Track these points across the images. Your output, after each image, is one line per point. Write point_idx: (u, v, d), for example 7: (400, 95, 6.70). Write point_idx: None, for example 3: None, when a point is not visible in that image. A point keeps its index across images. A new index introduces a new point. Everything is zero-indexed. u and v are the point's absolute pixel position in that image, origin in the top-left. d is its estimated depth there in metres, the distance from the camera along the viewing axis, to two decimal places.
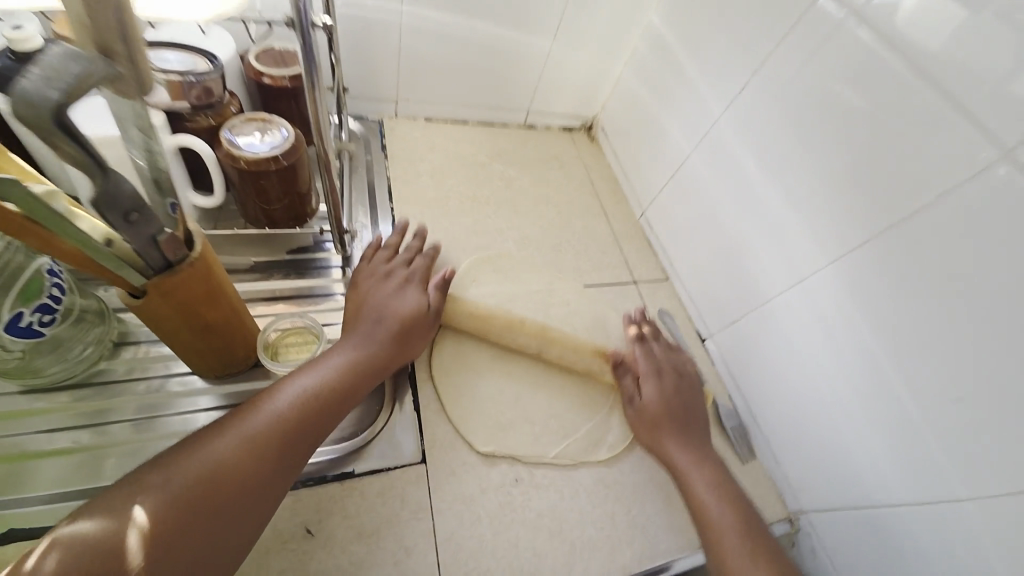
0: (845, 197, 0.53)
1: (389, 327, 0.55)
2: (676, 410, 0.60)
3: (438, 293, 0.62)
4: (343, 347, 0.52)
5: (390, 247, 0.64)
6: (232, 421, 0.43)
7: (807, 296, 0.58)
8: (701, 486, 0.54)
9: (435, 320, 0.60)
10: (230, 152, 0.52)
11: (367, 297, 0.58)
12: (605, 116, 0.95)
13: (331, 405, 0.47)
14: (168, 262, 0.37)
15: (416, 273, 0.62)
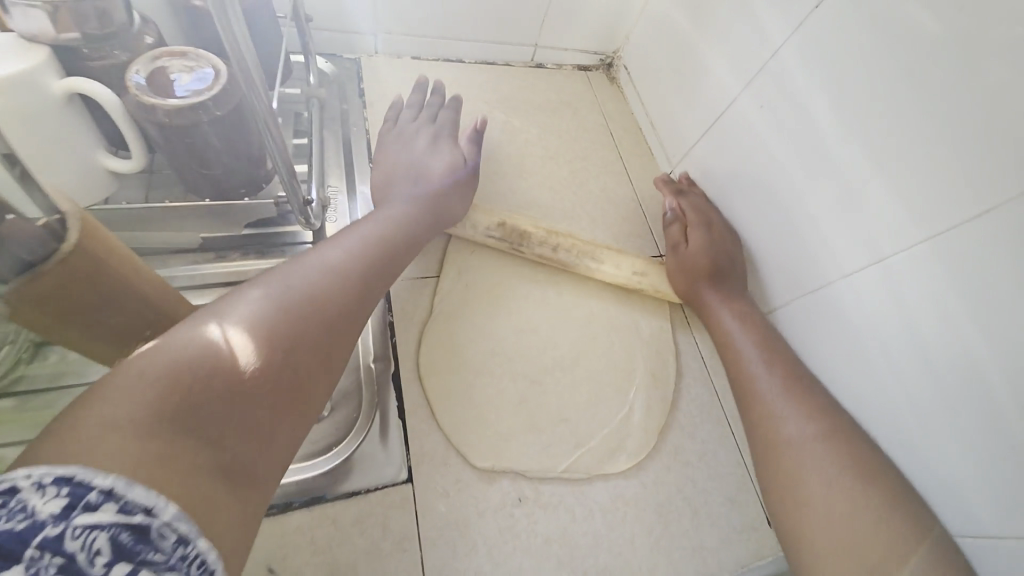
0: (957, 153, 0.40)
1: (431, 198, 0.52)
2: (724, 246, 0.60)
3: (471, 146, 0.60)
4: (394, 204, 0.50)
5: (415, 110, 0.61)
6: (299, 257, 0.38)
7: (886, 280, 0.46)
8: (741, 336, 0.55)
9: (474, 174, 0.58)
10: (140, 100, 0.39)
11: (412, 168, 0.55)
12: (629, 51, 0.79)
13: (393, 247, 0.45)
14: (24, 262, 0.27)
15: (448, 124, 0.60)
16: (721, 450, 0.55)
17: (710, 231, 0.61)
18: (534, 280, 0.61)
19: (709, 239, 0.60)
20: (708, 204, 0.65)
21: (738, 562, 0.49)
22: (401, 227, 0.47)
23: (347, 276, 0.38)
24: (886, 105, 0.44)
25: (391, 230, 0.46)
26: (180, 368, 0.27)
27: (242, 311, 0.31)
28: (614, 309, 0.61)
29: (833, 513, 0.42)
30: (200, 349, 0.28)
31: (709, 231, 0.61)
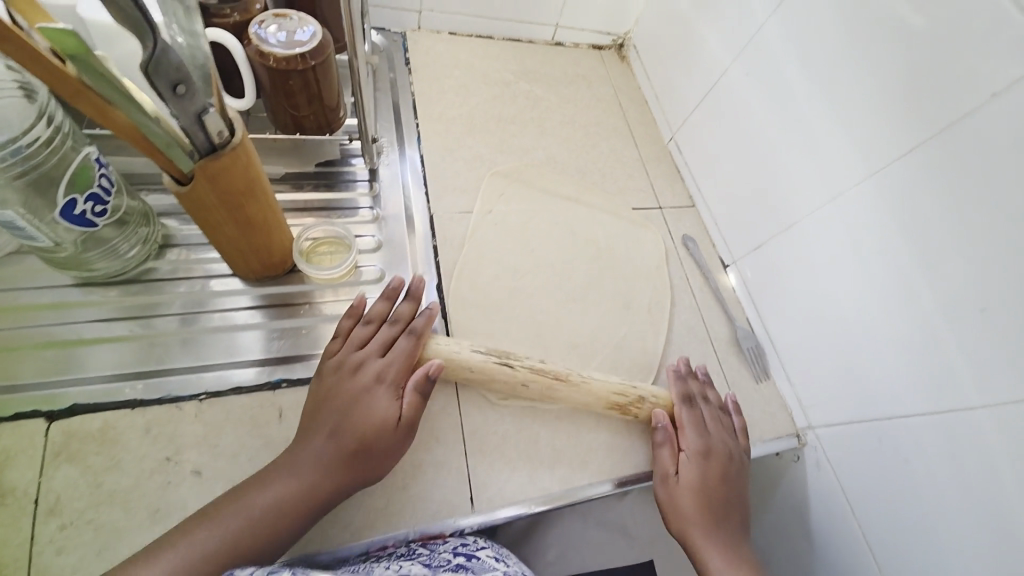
0: (894, 105, 0.51)
1: (342, 450, 0.44)
2: (710, 498, 0.53)
3: (416, 396, 0.48)
4: (285, 475, 0.44)
5: (374, 320, 0.53)
6: (127, 568, 0.37)
7: (841, 215, 0.58)
8: None
9: (410, 435, 0.48)
10: (260, 49, 0.51)
11: (304, 448, 0.45)
12: (639, 33, 0.89)
13: (224, 575, 0.38)
14: (212, 145, 0.38)
15: (386, 416, 0.46)
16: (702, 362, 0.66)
17: (699, 440, 0.55)
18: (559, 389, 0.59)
19: (698, 485, 0.53)
20: (716, 426, 0.57)
21: None
22: (266, 525, 0.41)
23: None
24: (842, 70, 0.55)
25: (251, 523, 0.41)
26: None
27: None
28: (616, 249, 0.72)
29: None
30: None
31: (699, 462, 0.54)
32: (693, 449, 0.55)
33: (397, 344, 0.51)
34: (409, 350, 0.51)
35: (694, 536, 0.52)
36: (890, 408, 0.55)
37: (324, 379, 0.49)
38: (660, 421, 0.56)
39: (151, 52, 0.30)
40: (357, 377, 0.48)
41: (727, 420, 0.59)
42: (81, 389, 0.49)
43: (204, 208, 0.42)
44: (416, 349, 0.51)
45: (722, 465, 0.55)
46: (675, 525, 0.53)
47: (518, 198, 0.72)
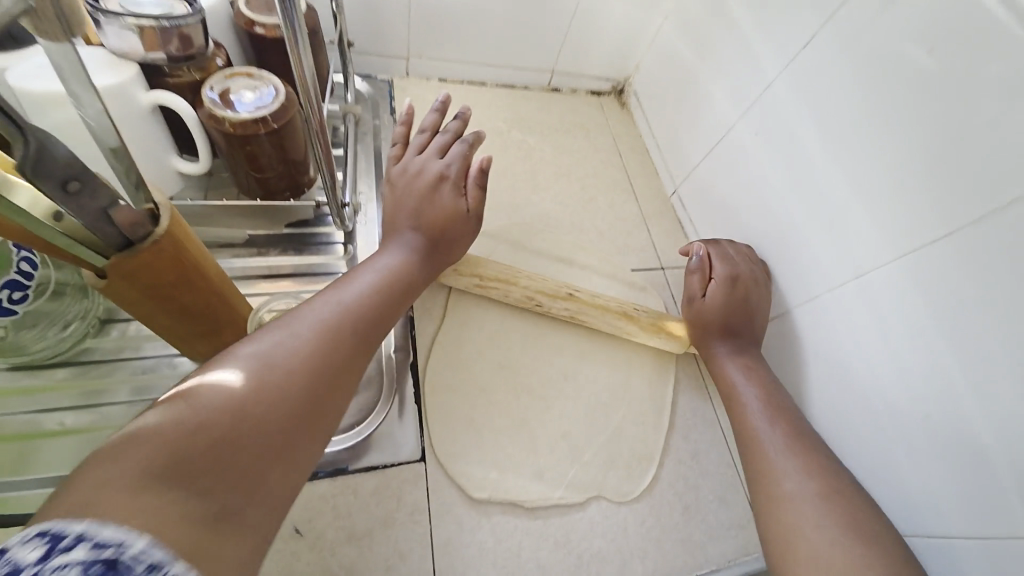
0: (927, 177, 0.45)
1: (425, 236, 0.51)
2: (732, 309, 0.58)
3: (479, 191, 0.54)
4: (391, 252, 0.49)
5: (431, 128, 0.57)
6: (263, 331, 0.36)
7: (869, 295, 0.51)
8: (742, 383, 0.55)
9: (478, 228, 0.55)
10: (212, 113, 0.46)
11: (390, 246, 0.50)
12: (639, 79, 0.85)
13: (365, 333, 0.41)
14: (129, 239, 0.33)
15: (456, 205, 0.52)
16: (712, 450, 0.58)
17: (727, 267, 0.60)
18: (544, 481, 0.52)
19: (720, 308, 0.58)
20: (744, 260, 0.61)
21: (724, 554, 0.53)
22: (369, 304, 0.42)
23: (288, 369, 0.34)
24: (865, 134, 0.50)
25: (328, 325, 0.38)
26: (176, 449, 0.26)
27: (195, 400, 0.29)
28: (614, 316, 0.65)
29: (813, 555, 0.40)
30: (173, 434, 0.26)
31: (726, 284, 0.58)
32: (721, 274, 0.60)
33: (452, 149, 0.56)
34: (461, 158, 0.55)
35: (766, 446, 0.48)
36: (935, 524, 0.46)
37: (395, 180, 0.54)
38: (693, 259, 0.62)
39: (25, 155, 0.25)
40: (426, 176, 0.53)
41: (755, 259, 0.62)
42: (9, 497, 0.42)
43: (128, 302, 0.36)
44: (468, 153, 0.56)
45: (747, 287, 0.58)
46: (698, 346, 0.61)
47: (507, 259, 0.66)
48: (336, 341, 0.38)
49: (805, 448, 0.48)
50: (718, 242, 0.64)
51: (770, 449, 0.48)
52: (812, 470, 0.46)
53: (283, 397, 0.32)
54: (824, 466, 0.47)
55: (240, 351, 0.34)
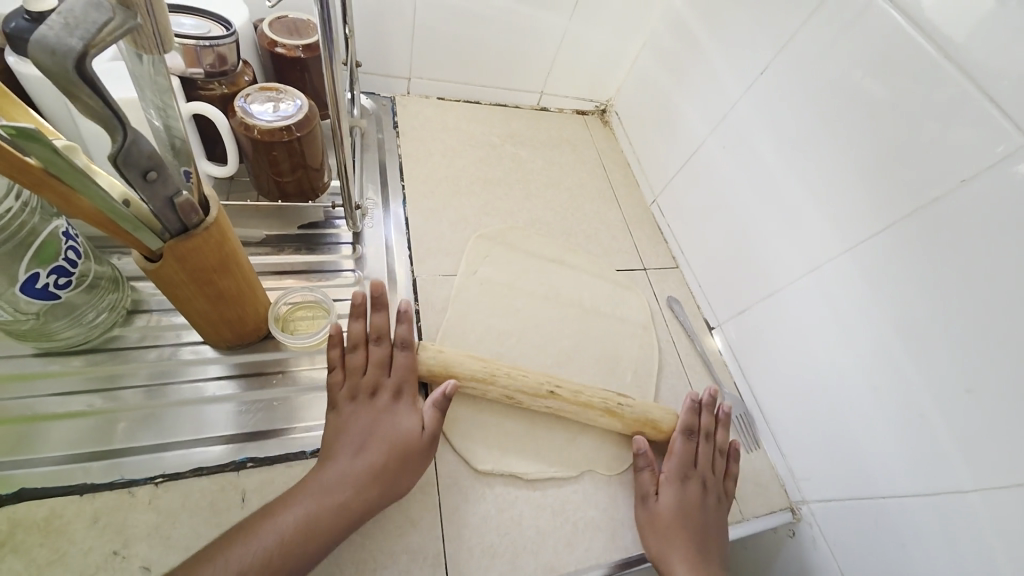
0: (866, 183, 0.53)
1: (379, 451, 0.47)
2: (689, 523, 0.52)
3: (435, 411, 0.51)
4: (340, 460, 0.46)
5: (356, 337, 0.54)
6: (231, 540, 0.39)
7: (822, 285, 0.58)
8: (682, 574, 0.49)
9: (432, 446, 0.50)
10: (244, 121, 0.51)
11: (348, 446, 0.47)
12: (620, 101, 0.93)
13: (304, 556, 0.41)
14: (184, 226, 0.37)
15: (409, 431, 0.49)
16: None
17: (678, 470, 0.55)
18: (541, 457, 0.57)
19: (676, 511, 0.53)
20: (709, 464, 0.57)
21: None
22: (356, 505, 0.44)
23: (259, 573, 0.38)
24: (815, 148, 0.58)
25: (310, 526, 0.42)
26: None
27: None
28: (601, 312, 0.71)
29: None
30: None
31: (678, 490, 0.54)
32: (672, 477, 0.55)
33: (396, 361, 0.54)
34: (405, 365, 0.54)
35: None
36: (883, 484, 0.53)
37: (335, 387, 0.51)
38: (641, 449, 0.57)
39: (118, 144, 0.29)
40: (375, 399, 0.51)
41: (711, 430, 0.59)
42: (30, 472, 0.45)
43: (172, 284, 0.41)
44: (412, 381, 0.53)
45: (713, 467, 0.57)
46: (656, 554, 0.51)
47: (502, 260, 0.72)
48: (313, 545, 0.41)
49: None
50: (695, 408, 0.59)
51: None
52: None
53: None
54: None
55: (229, 554, 0.38)
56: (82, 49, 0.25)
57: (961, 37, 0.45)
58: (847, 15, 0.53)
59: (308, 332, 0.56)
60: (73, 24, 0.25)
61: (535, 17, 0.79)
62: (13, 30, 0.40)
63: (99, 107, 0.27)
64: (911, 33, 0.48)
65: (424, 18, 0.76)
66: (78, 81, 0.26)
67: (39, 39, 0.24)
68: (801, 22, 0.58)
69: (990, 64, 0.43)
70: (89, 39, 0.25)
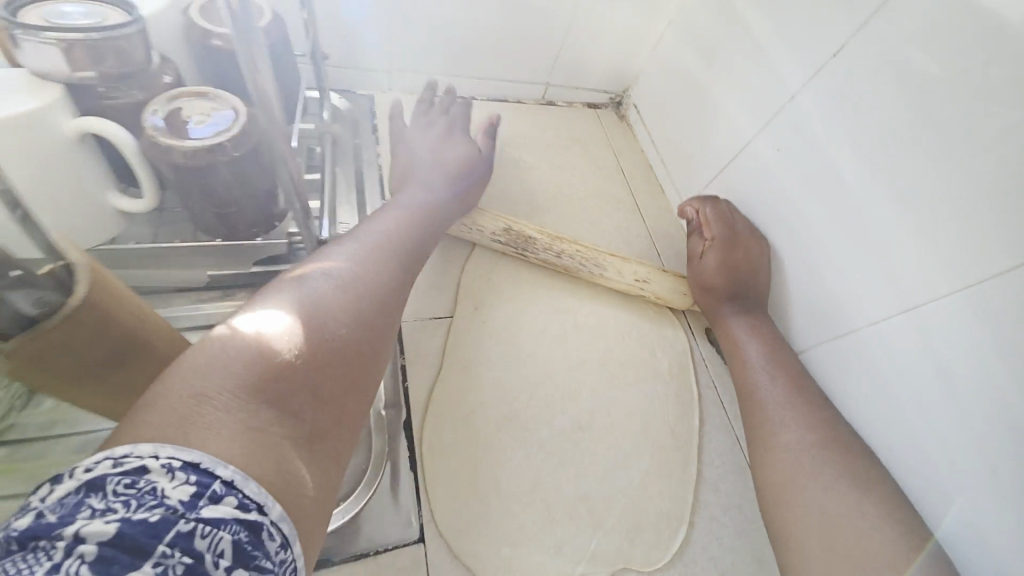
0: (992, 202, 0.39)
1: (446, 184, 0.55)
2: (740, 270, 0.58)
3: (489, 141, 0.64)
4: (408, 199, 0.50)
5: (426, 100, 0.66)
6: (328, 248, 0.37)
7: (920, 330, 0.45)
8: (754, 353, 0.55)
9: (486, 175, 0.61)
10: (156, 140, 0.38)
11: (409, 193, 0.51)
12: (639, 90, 0.80)
13: (410, 253, 0.42)
14: (30, 316, 0.25)
15: (468, 151, 0.60)
16: (746, 503, 0.52)
17: (727, 228, 0.60)
18: (563, 556, 0.45)
19: (729, 264, 0.58)
20: (741, 213, 0.62)
21: None
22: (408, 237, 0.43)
23: (363, 284, 0.34)
24: (908, 151, 0.44)
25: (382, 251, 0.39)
26: (240, 367, 0.25)
27: (268, 310, 0.29)
28: (630, 352, 0.59)
29: (841, 518, 0.42)
30: (241, 352, 0.26)
31: (725, 248, 0.58)
32: (720, 237, 0.59)
33: (454, 109, 0.66)
34: (462, 123, 0.65)
35: (767, 403, 0.51)
36: None
37: (415, 141, 0.61)
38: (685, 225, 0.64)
39: None
40: (435, 131, 0.62)
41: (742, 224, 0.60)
42: None
43: (40, 382, 0.29)
44: (468, 114, 0.66)
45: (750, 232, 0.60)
46: (709, 305, 0.61)
47: (507, 291, 0.60)
48: (397, 261, 0.39)
49: (810, 397, 0.51)
50: (716, 200, 0.63)
51: (770, 400, 0.51)
52: (800, 405, 0.50)
53: (375, 295, 0.35)
54: (819, 407, 0.50)
55: (314, 266, 0.34)
56: None
57: None
58: None
59: None
60: None
61: None
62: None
63: None
64: None
65: None
66: None
67: None
68: None
69: None
70: None
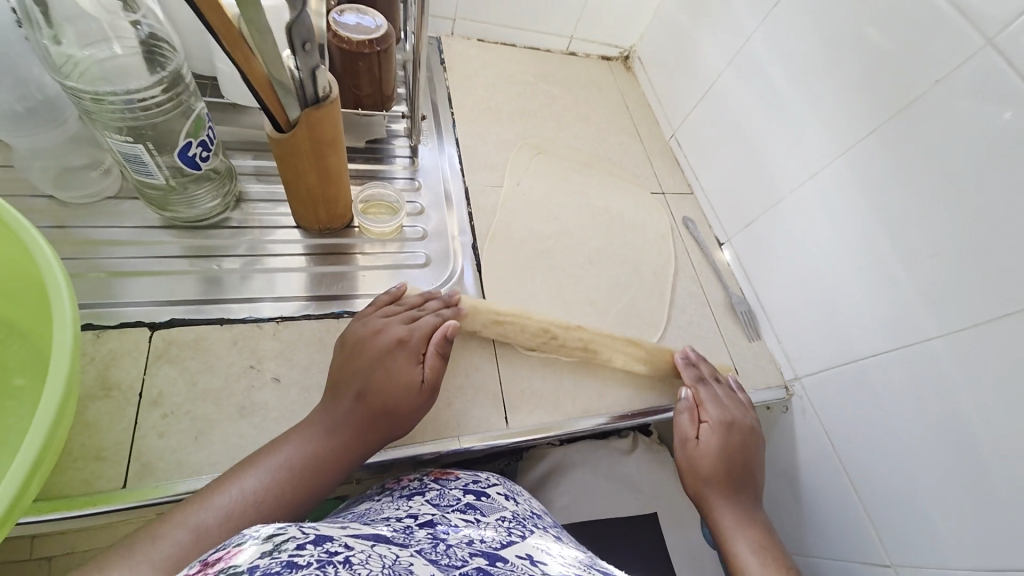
0: (861, 94, 0.61)
1: (364, 412, 0.50)
2: (731, 465, 0.60)
3: (437, 362, 0.54)
4: (307, 439, 0.48)
5: (405, 304, 0.58)
6: (162, 526, 0.40)
7: (819, 189, 0.67)
8: (744, 546, 0.56)
9: (429, 397, 0.53)
10: (337, 33, 0.61)
11: (322, 413, 0.49)
12: (643, 46, 1.02)
13: None
14: (316, 97, 0.47)
15: (408, 383, 0.52)
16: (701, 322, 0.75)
17: (719, 412, 0.62)
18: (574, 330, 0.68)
19: (717, 452, 0.61)
20: (730, 402, 0.64)
21: None
22: (271, 505, 0.44)
23: None
24: (818, 67, 0.67)
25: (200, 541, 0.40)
26: None
27: None
28: (628, 224, 0.82)
29: None
30: None
31: (720, 431, 0.61)
32: (715, 420, 0.62)
33: (425, 320, 0.57)
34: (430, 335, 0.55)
35: None
36: (866, 348, 0.63)
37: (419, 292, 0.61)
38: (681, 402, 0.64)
39: (296, 14, 0.39)
40: (381, 345, 0.53)
41: (743, 439, 0.62)
42: (132, 309, 0.54)
43: (297, 151, 0.51)
44: (438, 325, 0.57)
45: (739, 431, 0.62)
46: (697, 491, 0.61)
47: (540, 178, 0.82)
48: None
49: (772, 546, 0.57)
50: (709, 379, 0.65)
51: None
52: None
53: None
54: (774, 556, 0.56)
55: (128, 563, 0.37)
56: None
57: None
58: None
59: (383, 221, 0.67)
60: None
61: None
62: None
63: None
64: None
65: None
66: None
67: None
68: None
69: None
70: None
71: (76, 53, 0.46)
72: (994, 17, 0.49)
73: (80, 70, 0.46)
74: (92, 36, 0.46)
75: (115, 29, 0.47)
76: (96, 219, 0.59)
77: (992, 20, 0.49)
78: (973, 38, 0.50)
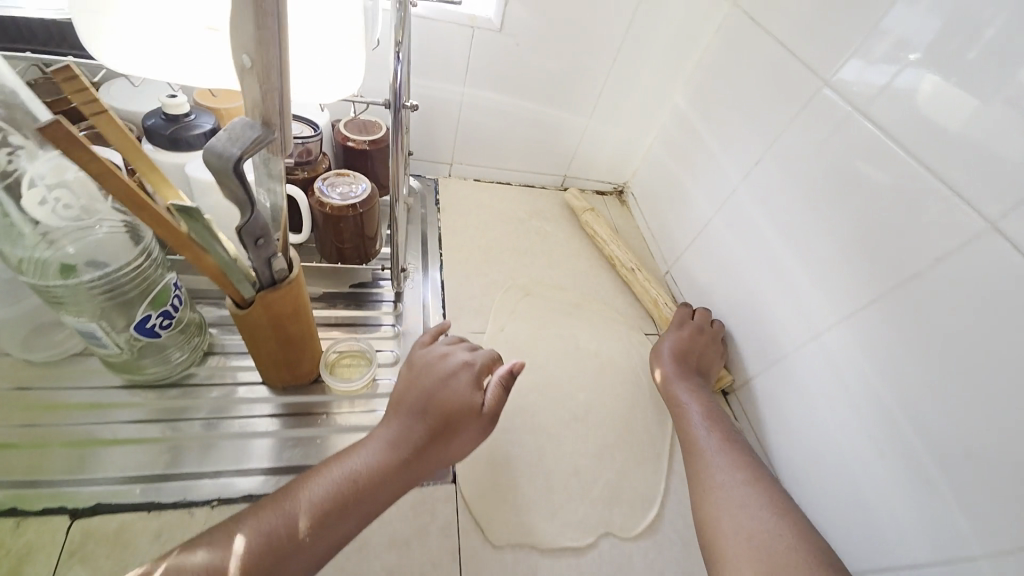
0: (858, 260, 0.58)
1: (432, 422, 0.54)
2: (687, 352, 0.73)
3: (496, 393, 0.58)
4: (384, 437, 0.52)
5: (453, 341, 0.65)
6: (260, 509, 0.45)
7: (825, 352, 0.62)
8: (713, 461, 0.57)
9: (488, 426, 0.57)
10: (320, 199, 0.63)
11: (394, 422, 0.54)
12: (636, 183, 1.04)
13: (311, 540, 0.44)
14: (274, 280, 0.47)
15: (468, 400, 0.56)
16: None
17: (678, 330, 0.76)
18: (554, 509, 0.60)
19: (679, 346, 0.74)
20: (701, 338, 0.75)
21: None
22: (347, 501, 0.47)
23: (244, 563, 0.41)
24: (808, 226, 0.64)
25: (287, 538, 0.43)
26: None
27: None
28: (620, 372, 0.76)
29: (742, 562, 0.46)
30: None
31: (675, 332, 0.75)
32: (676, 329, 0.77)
33: (480, 351, 0.64)
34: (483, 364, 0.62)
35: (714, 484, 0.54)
36: (904, 556, 0.52)
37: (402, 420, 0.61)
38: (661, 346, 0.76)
39: (245, 220, 0.39)
40: (444, 364, 0.59)
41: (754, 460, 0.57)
42: (89, 491, 0.50)
43: (253, 327, 0.49)
44: (491, 362, 0.62)
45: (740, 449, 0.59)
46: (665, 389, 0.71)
47: (526, 322, 0.79)
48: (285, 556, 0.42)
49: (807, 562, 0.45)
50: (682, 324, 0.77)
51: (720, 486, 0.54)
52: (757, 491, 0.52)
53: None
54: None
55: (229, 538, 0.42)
56: (239, 155, 0.34)
57: (916, 136, 0.52)
58: (823, 119, 0.62)
59: (352, 378, 0.63)
60: (234, 137, 0.35)
61: (560, 116, 0.93)
62: (150, 124, 0.58)
63: (237, 194, 0.36)
64: (872, 131, 0.57)
65: (467, 116, 0.90)
66: (233, 178, 0.35)
67: (212, 149, 0.34)
68: (789, 121, 0.67)
69: (956, 158, 0.49)
70: (245, 148, 0.35)
71: (40, 255, 0.46)
72: (991, 202, 0.46)
73: (46, 267, 0.46)
74: (53, 236, 0.47)
75: (81, 225, 0.48)
76: (56, 380, 0.57)
77: (990, 204, 0.46)
78: (973, 220, 0.47)
